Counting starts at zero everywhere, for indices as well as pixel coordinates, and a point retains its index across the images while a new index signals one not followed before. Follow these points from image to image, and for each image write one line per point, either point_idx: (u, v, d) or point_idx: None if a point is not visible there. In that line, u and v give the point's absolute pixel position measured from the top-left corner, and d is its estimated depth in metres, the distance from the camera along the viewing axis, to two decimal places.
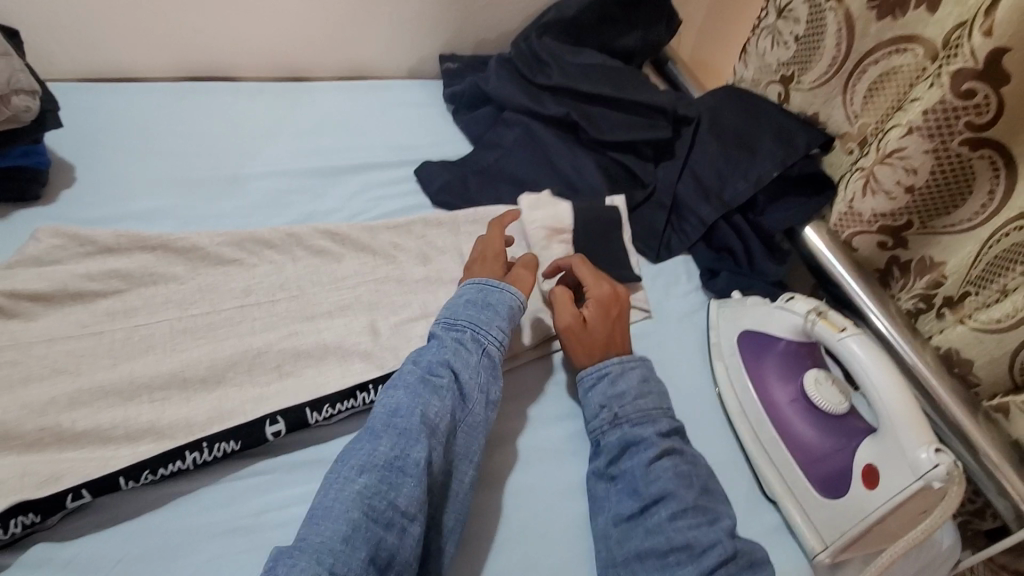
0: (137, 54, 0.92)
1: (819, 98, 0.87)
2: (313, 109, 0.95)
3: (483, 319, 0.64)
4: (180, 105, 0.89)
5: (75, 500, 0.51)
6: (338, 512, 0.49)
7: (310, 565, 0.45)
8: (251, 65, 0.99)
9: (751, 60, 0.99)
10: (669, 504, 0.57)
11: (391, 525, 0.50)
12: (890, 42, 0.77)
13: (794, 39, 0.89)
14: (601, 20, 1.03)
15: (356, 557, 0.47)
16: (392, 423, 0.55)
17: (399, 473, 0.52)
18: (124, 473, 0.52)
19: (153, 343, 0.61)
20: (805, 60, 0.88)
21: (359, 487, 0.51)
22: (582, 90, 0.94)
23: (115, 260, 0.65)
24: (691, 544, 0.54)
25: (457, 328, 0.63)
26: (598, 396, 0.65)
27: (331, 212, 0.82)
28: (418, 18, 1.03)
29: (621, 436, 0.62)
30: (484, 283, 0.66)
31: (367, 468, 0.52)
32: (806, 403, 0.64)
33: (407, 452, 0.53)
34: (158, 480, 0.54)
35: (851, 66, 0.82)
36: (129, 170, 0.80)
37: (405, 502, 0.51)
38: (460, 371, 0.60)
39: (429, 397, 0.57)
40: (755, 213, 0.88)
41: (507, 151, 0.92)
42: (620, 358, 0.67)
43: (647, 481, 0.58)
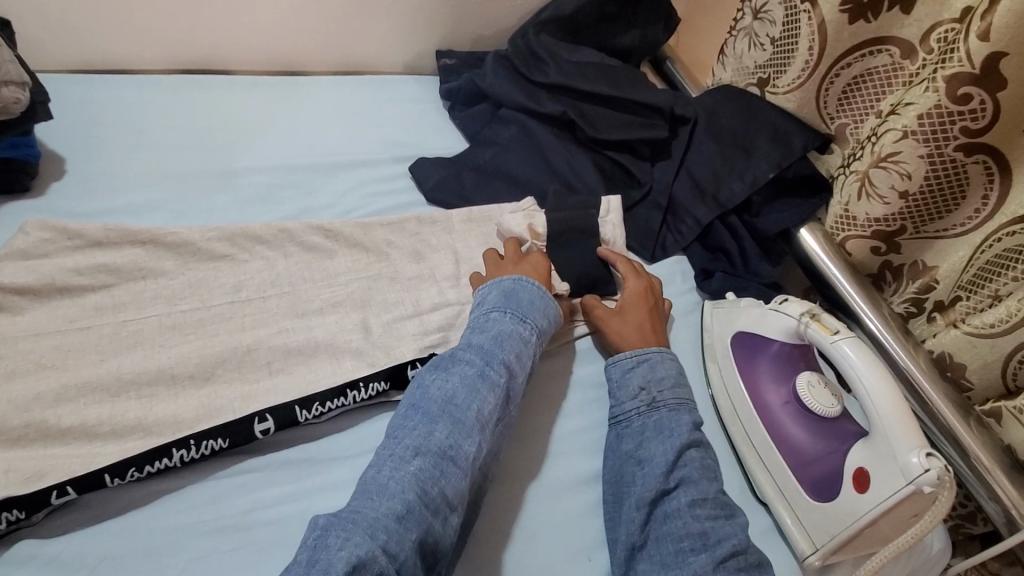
0: (132, 47, 0.91)
1: (795, 101, 0.88)
2: (309, 104, 0.95)
3: (542, 324, 0.67)
4: (176, 98, 0.89)
5: (59, 497, 0.50)
6: (393, 491, 0.51)
7: (364, 542, 0.47)
8: (246, 60, 0.99)
9: (728, 62, 0.99)
10: (689, 492, 0.59)
11: (436, 513, 0.52)
12: (863, 45, 0.79)
13: (771, 40, 0.89)
14: (599, 18, 1.03)
15: (408, 535, 0.49)
16: (452, 412, 0.57)
17: (451, 464, 0.54)
18: (110, 471, 0.52)
19: (142, 339, 0.61)
20: (780, 64, 0.88)
21: (413, 468, 0.53)
22: (582, 88, 0.93)
23: (105, 254, 0.65)
24: (706, 534, 0.56)
25: (523, 325, 0.65)
26: (638, 378, 0.67)
27: (325, 208, 0.81)
28: (413, 14, 1.02)
29: (657, 419, 0.64)
30: (549, 302, 0.69)
31: (421, 452, 0.54)
32: (799, 405, 0.64)
33: (459, 444, 0.55)
34: (144, 477, 0.54)
35: (824, 69, 0.83)
36: (122, 163, 0.79)
37: (453, 494, 0.53)
38: (516, 372, 0.62)
39: (485, 393, 0.59)
40: (751, 214, 0.88)
41: (502, 148, 0.92)
42: (660, 349, 0.70)
43: (674, 466, 0.60)
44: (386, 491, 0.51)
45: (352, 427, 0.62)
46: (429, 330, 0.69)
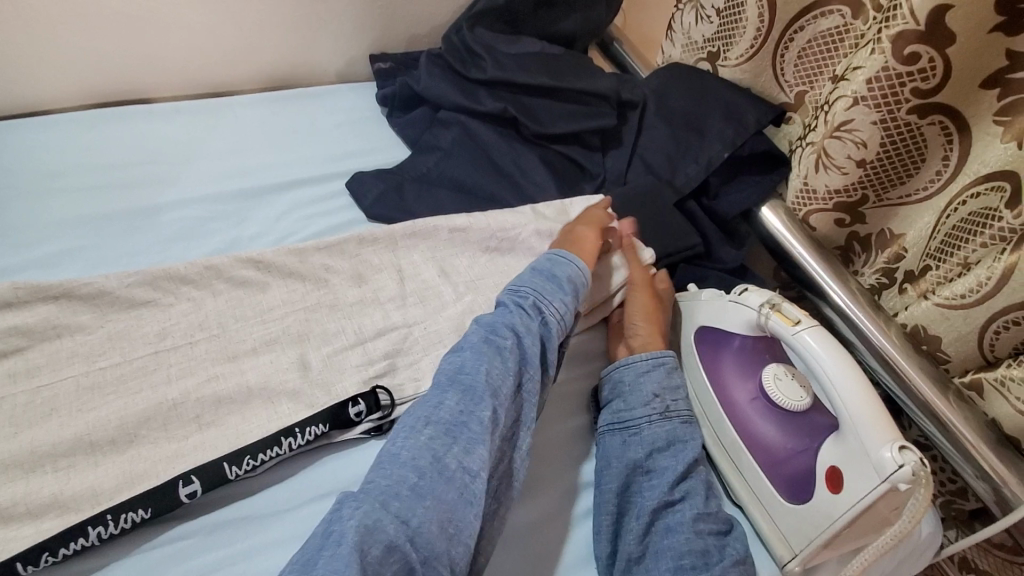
0: (43, 83, 0.84)
1: (748, 73, 0.84)
2: (239, 127, 0.90)
3: (545, 284, 0.64)
4: (100, 136, 0.84)
5: None
6: (404, 460, 0.51)
7: (370, 511, 0.47)
8: (169, 86, 0.93)
9: (677, 38, 0.94)
10: (698, 508, 0.56)
11: (454, 480, 0.51)
12: (814, 6, 0.74)
13: (716, 12, 0.85)
14: (537, 5, 0.98)
15: (421, 504, 0.49)
16: (462, 380, 0.56)
17: (463, 430, 0.53)
18: (23, 558, 0.47)
19: (57, 406, 0.56)
20: (727, 35, 0.84)
21: (425, 438, 0.53)
22: (517, 81, 0.88)
23: (13, 316, 0.60)
24: (709, 552, 0.54)
25: (520, 294, 0.63)
26: (652, 384, 0.63)
27: (257, 236, 0.77)
28: (341, 18, 0.97)
29: (669, 429, 0.61)
30: (585, 280, 0.67)
31: (432, 422, 0.53)
32: (766, 400, 0.60)
33: (471, 411, 0.54)
34: (60, 561, 0.49)
35: (776, 35, 0.79)
36: (40, 212, 0.74)
37: (470, 460, 0.52)
38: (524, 336, 0.60)
39: (493, 358, 0.58)
40: (709, 197, 0.85)
41: (444, 153, 0.87)
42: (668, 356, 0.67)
43: (681, 480, 0.58)
44: (404, 458, 0.51)
45: (289, 477, 0.59)
46: (374, 358, 0.65)
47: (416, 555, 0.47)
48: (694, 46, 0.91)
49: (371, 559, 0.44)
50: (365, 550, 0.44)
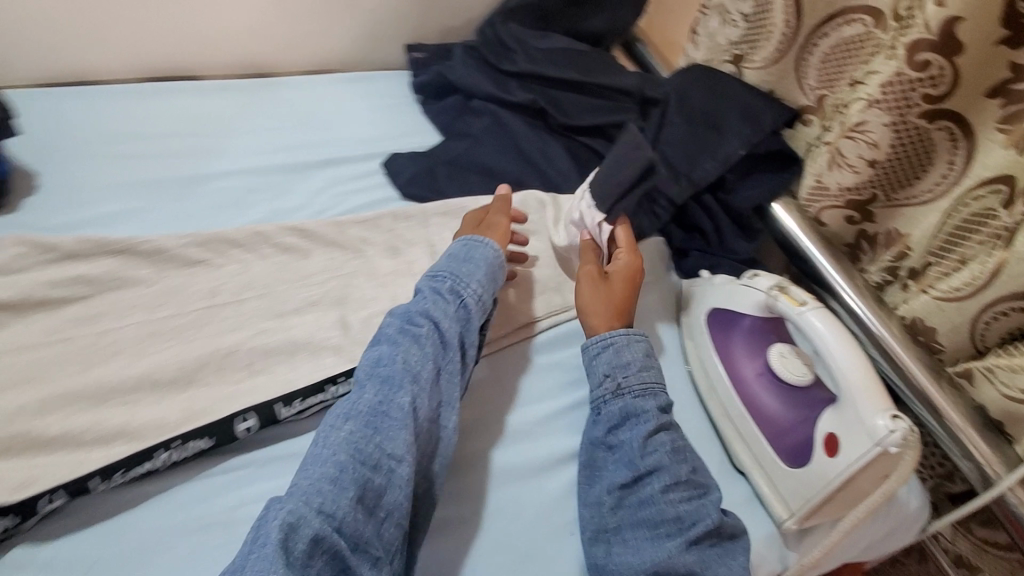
0: (99, 57, 0.90)
1: (774, 75, 0.89)
2: (280, 105, 0.95)
3: (464, 271, 0.68)
4: (151, 106, 0.88)
5: (49, 503, 0.51)
6: (326, 457, 0.52)
7: (295, 508, 0.48)
8: (215, 66, 0.98)
9: (701, 41, 0.99)
10: (665, 479, 0.59)
11: (377, 468, 0.53)
12: (841, 13, 0.78)
13: (742, 17, 0.90)
14: (567, 5, 1.04)
15: (343, 496, 0.50)
16: (381, 371, 0.59)
17: (384, 419, 0.55)
18: (97, 474, 0.53)
19: (121, 348, 0.61)
20: (753, 39, 0.89)
21: (345, 432, 0.54)
22: (547, 74, 0.94)
23: (80, 266, 0.65)
24: (681, 517, 0.57)
25: (438, 280, 0.67)
26: (602, 365, 0.67)
27: (296, 209, 0.81)
28: (381, 8, 1.02)
29: (623, 407, 0.64)
30: (499, 262, 0.72)
31: (350, 416, 0.55)
32: (772, 376, 0.65)
33: (390, 398, 0.56)
34: (130, 480, 0.55)
35: (802, 39, 0.83)
36: (97, 174, 0.78)
37: (392, 446, 0.54)
38: (439, 319, 0.63)
39: (409, 345, 0.61)
40: (724, 191, 0.89)
41: (474, 140, 0.92)
42: (626, 332, 0.68)
43: (644, 453, 0.60)
44: (326, 453, 0.52)
45: None
46: None
47: (348, 541, 0.49)
48: (717, 49, 0.96)
49: (296, 552, 0.45)
50: (291, 548, 0.45)
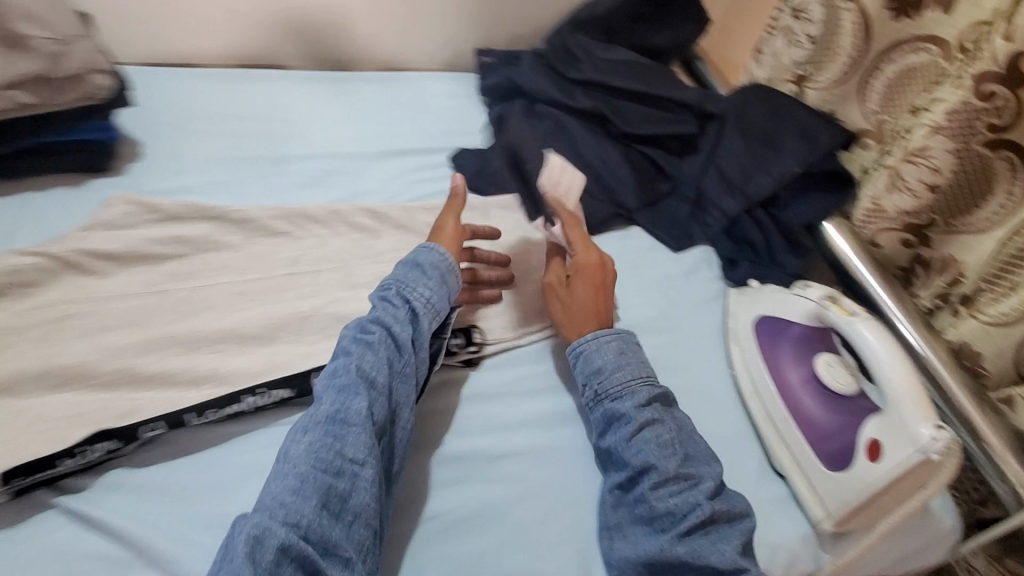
0: (198, 43, 0.98)
1: (836, 97, 0.91)
2: (356, 97, 1.01)
3: (413, 277, 0.67)
4: (241, 89, 0.95)
5: (149, 431, 0.57)
6: (289, 468, 0.52)
7: (261, 521, 0.48)
8: (299, 58, 1.05)
9: (765, 60, 1.03)
10: (652, 476, 0.60)
11: (340, 475, 0.53)
12: (910, 41, 0.80)
13: (808, 38, 0.93)
14: (633, 19, 1.09)
15: (306, 505, 0.50)
16: (336, 378, 0.59)
17: (342, 426, 0.55)
18: (192, 410, 0.58)
19: (212, 303, 0.67)
20: (818, 60, 0.92)
21: (306, 443, 0.54)
22: (611, 84, 0.98)
23: (179, 228, 0.72)
24: (672, 512, 0.57)
25: (387, 286, 0.67)
26: (579, 375, 0.68)
27: (370, 192, 0.86)
28: (456, 13, 1.08)
29: (605, 412, 0.65)
30: (449, 264, 0.70)
31: (309, 427, 0.55)
32: (818, 384, 0.67)
33: (347, 406, 0.56)
34: (220, 419, 0.60)
35: (868, 63, 0.86)
36: (193, 147, 0.85)
37: (353, 451, 0.54)
38: (391, 325, 0.63)
39: (363, 353, 0.60)
40: (776, 207, 0.92)
41: (536, 141, 0.97)
42: (594, 333, 0.69)
43: (630, 454, 0.61)
44: (290, 465, 0.52)
45: None
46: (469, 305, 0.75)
47: (317, 547, 0.50)
48: (781, 67, 1.00)
49: (265, 565, 0.46)
50: (256, 561, 0.46)
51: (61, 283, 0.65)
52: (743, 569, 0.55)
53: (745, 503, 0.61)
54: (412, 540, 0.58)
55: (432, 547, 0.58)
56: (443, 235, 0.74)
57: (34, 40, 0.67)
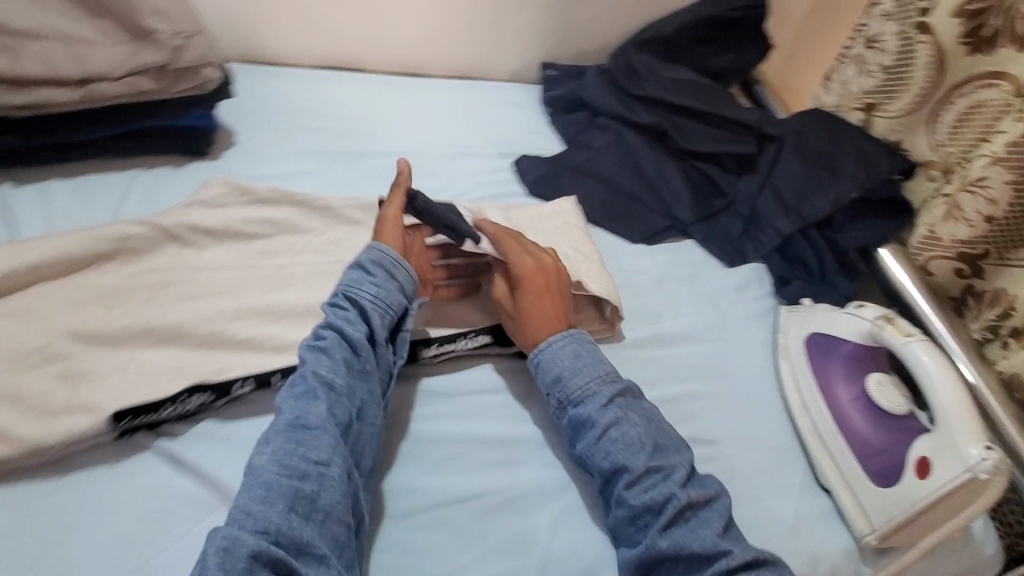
0: (287, 44, 1.05)
1: (904, 126, 0.92)
2: (428, 101, 1.06)
3: (358, 276, 0.65)
4: (324, 89, 1.02)
5: (240, 388, 0.63)
6: (252, 478, 0.51)
7: (229, 532, 0.47)
8: (376, 62, 1.11)
9: (833, 86, 1.04)
10: (625, 475, 0.59)
11: (307, 477, 0.52)
12: (983, 76, 0.81)
13: (880, 68, 0.94)
14: (696, 41, 1.12)
15: (273, 511, 0.49)
16: (293, 387, 0.58)
17: (304, 431, 0.54)
18: (278, 372, 0.64)
19: (294, 280, 0.73)
20: (891, 90, 0.93)
21: (268, 452, 0.53)
22: (673, 101, 1.01)
23: (268, 210, 0.78)
24: (652, 505, 0.57)
25: (337, 289, 0.65)
26: (542, 385, 0.67)
27: (439, 190, 0.92)
28: (529, 26, 1.12)
29: (572, 420, 0.64)
30: (395, 257, 0.67)
31: (268, 437, 0.54)
32: (867, 401, 0.69)
33: (303, 411, 0.55)
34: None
35: (939, 96, 0.87)
36: (280, 139, 0.92)
37: (316, 453, 0.53)
38: (341, 325, 0.61)
39: (318, 358, 0.59)
40: (831, 229, 0.93)
41: (596, 152, 1.00)
42: (551, 336, 0.68)
43: (602, 459, 0.61)
44: (255, 475, 0.51)
45: (460, 371, 0.71)
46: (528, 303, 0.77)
47: (291, 549, 0.48)
48: (848, 95, 1.01)
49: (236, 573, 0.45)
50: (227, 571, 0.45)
51: (164, 252, 0.71)
52: (726, 552, 0.55)
53: (718, 479, 0.62)
54: (453, 520, 0.60)
55: (485, 526, 0.60)
56: (387, 229, 0.69)
57: (160, 34, 0.74)
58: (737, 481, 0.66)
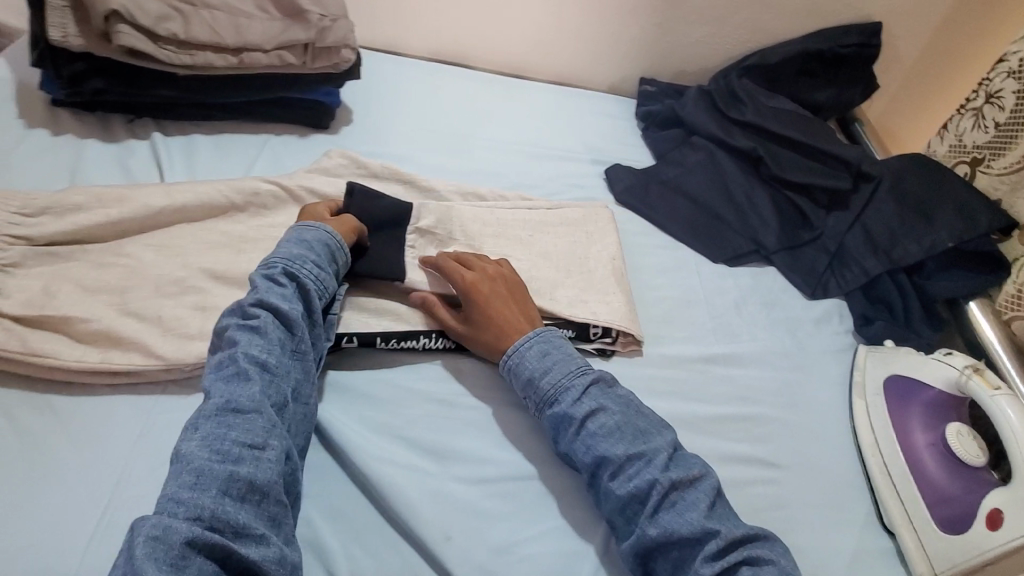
0: (408, 36, 1.14)
1: (1007, 184, 0.91)
2: (528, 103, 1.11)
3: (299, 254, 0.66)
4: (435, 80, 1.08)
5: (347, 343, 0.69)
6: (182, 464, 0.50)
7: (159, 520, 0.46)
8: (483, 60, 1.17)
9: (947, 137, 1.02)
10: (609, 466, 0.60)
11: (240, 461, 0.51)
12: None
13: (995, 125, 0.93)
14: (798, 74, 1.12)
15: (206, 496, 0.48)
16: (221, 369, 0.57)
17: (236, 414, 0.54)
18: (381, 335, 0.70)
19: None
20: (1000, 147, 0.92)
21: (197, 438, 0.52)
22: (771, 129, 1.01)
23: (378, 185, 0.84)
24: (637, 494, 0.58)
25: (271, 268, 0.64)
26: (517, 385, 0.67)
27: (533, 186, 0.96)
28: (635, 41, 1.14)
29: (550, 417, 0.64)
30: (338, 242, 0.69)
31: (200, 422, 0.53)
32: (944, 449, 0.69)
33: (235, 394, 0.55)
34: (399, 348, 0.71)
35: None
36: (391, 122, 0.98)
37: (249, 436, 0.53)
38: (276, 306, 0.61)
39: (250, 339, 0.58)
40: (920, 275, 0.92)
41: (686, 170, 1.01)
42: (514, 347, 0.68)
43: (583, 453, 0.61)
44: (184, 462, 0.50)
45: None
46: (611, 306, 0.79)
47: (226, 534, 0.48)
48: (960, 150, 0.99)
49: (169, 560, 0.44)
50: (157, 559, 0.44)
51: (286, 211, 0.77)
52: (715, 532, 0.55)
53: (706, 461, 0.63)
54: (527, 497, 0.63)
55: (550, 505, 0.63)
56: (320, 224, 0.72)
57: (312, 15, 0.83)
58: (795, 505, 0.67)
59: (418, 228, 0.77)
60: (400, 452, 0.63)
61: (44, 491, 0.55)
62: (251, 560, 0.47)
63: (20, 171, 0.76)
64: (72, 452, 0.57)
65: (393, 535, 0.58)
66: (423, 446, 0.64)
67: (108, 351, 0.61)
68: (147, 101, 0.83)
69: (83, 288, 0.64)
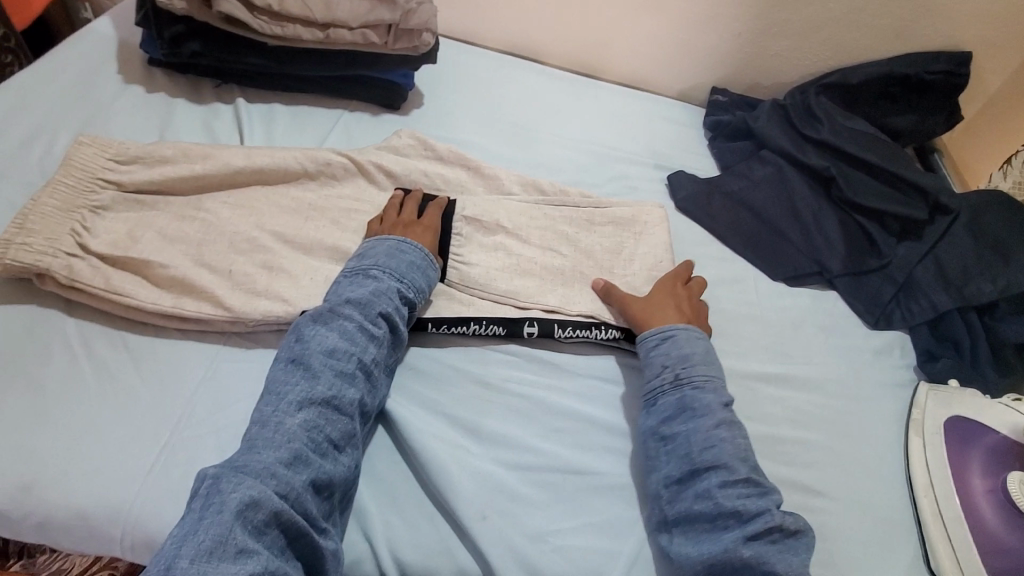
0: (485, 27, 1.16)
1: None
2: (597, 102, 1.11)
3: (423, 286, 0.69)
4: (507, 73, 1.09)
5: None
6: (283, 441, 0.53)
7: (256, 486, 0.49)
8: (555, 56, 1.18)
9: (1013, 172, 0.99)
10: (722, 473, 0.59)
11: (326, 457, 0.55)
12: None
13: None
14: (878, 96, 1.08)
15: (296, 478, 0.52)
16: (333, 359, 0.60)
17: (335, 411, 0.57)
18: (432, 320, 0.70)
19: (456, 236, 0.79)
20: None
21: (300, 419, 0.55)
22: (846, 150, 0.97)
23: (444, 167, 0.85)
24: (739, 511, 0.57)
25: (399, 282, 0.67)
26: (662, 357, 0.68)
27: (595, 185, 0.96)
28: (712, 50, 1.12)
29: (684, 399, 0.65)
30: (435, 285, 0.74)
31: (307, 404, 0.56)
32: (1003, 497, 0.66)
33: (343, 393, 0.58)
34: (448, 334, 0.71)
35: None
36: (460, 109, 0.99)
37: (341, 439, 0.57)
38: (394, 327, 0.65)
39: (366, 346, 0.62)
40: (992, 317, 0.86)
41: (752, 183, 0.98)
42: (686, 327, 0.71)
43: (704, 448, 0.61)
44: (288, 440, 0.54)
45: (592, 356, 0.74)
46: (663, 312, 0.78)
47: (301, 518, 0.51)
48: None
49: (253, 527, 0.48)
50: (246, 521, 0.48)
51: (354, 183, 0.79)
52: None
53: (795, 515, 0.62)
54: (564, 489, 0.63)
55: (588, 501, 0.63)
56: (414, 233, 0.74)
57: None
58: (839, 536, 0.65)
59: (467, 215, 0.78)
60: (444, 429, 0.64)
61: (113, 420, 0.58)
62: (318, 552, 0.51)
63: (118, 123, 0.81)
64: (141, 387, 0.61)
65: (431, 508, 0.60)
66: (467, 426, 0.65)
67: (181, 298, 0.65)
68: (239, 68, 0.87)
69: (165, 237, 0.68)
